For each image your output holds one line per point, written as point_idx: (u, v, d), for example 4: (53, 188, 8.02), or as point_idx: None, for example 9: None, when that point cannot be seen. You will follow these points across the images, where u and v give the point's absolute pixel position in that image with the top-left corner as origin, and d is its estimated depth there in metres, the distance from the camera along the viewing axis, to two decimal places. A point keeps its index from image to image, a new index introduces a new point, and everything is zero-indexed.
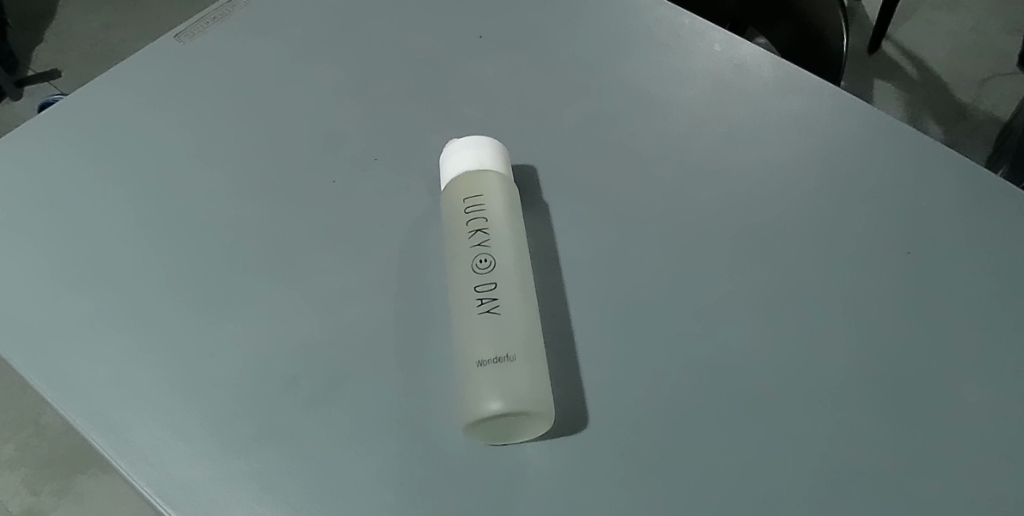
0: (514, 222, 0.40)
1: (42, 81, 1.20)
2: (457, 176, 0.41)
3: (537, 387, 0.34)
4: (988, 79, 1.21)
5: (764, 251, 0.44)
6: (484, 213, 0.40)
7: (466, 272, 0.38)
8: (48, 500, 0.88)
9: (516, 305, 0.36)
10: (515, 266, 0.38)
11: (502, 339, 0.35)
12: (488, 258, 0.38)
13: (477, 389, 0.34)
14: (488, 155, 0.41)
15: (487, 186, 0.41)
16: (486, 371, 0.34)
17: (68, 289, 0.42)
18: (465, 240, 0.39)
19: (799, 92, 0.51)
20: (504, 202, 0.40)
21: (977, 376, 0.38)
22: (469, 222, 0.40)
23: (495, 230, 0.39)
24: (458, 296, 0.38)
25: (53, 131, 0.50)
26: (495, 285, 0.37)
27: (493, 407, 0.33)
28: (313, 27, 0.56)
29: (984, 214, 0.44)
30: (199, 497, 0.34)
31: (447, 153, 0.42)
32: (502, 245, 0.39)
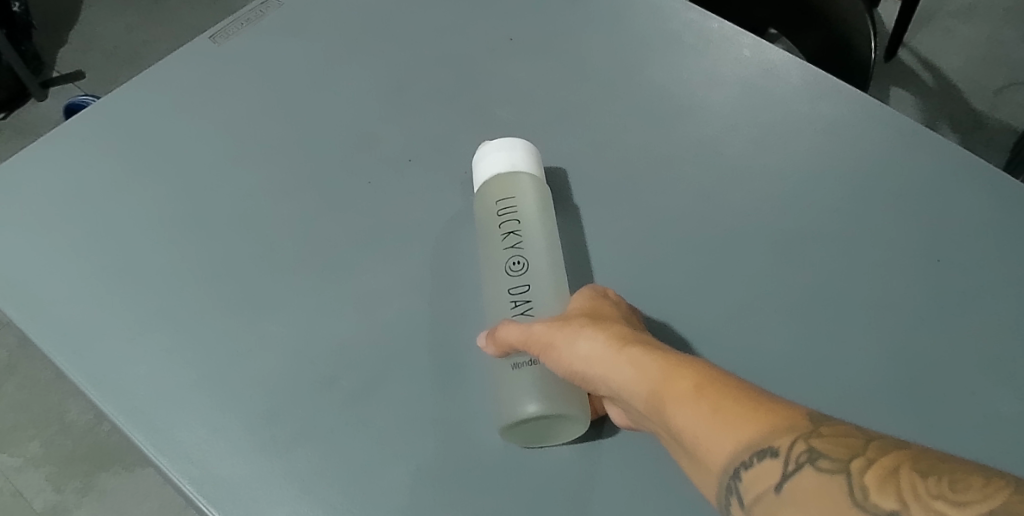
0: (546, 223, 0.40)
1: (68, 82, 1.21)
2: (489, 178, 0.41)
3: (573, 389, 0.33)
4: (1004, 88, 1.20)
5: (796, 256, 0.43)
6: (516, 214, 0.40)
7: (500, 274, 0.38)
8: (73, 499, 0.80)
9: (551, 306, 0.36)
10: (549, 268, 0.38)
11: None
12: (521, 260, 0.38)
13: (513, 393, 0.34)
14: (519, 155, 0.41)
15: (520, 189, 0.40)
16: (521, 372, 0.34)
17: (108, 288, 0.42)
18: (498, 244, 0.39)
19: (830, 97, 0.51)
20: (536, 204, 0.40)
21: (1006, 387, 0.38)
22: (502, 224, 0.40)
23: (529, 231, 0.39)
24: (494, 298, 0.38)
25: (91, 131, 0.50)
26: (528, 287, 0.37)
27: (528, 410, 0.33)
28: (344, 29, 0.56)
29: (1015, 221, 0.44)
30: (240, 495, 0.34)
31: (480, 155, 0.42)
32: (535, 246, 0.39)
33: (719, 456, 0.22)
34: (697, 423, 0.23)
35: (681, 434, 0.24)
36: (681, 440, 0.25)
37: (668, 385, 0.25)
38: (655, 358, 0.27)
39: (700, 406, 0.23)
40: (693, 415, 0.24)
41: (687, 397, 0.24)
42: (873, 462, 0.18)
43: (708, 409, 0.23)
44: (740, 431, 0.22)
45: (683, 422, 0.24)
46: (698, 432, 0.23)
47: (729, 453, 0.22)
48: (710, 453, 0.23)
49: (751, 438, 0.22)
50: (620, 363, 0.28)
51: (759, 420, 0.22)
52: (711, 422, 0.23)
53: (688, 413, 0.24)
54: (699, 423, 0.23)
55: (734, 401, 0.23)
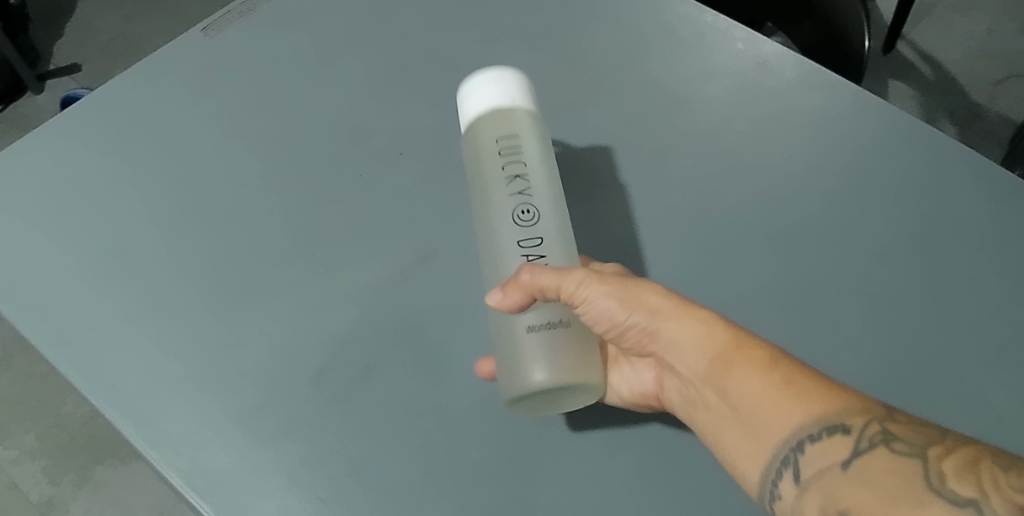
0: (548, 163, 0.38)
1: (65, 74, 1.20)
2: (485, 112, 0.38)
3: (587, 358, 0.33)
4: (1001, 81, 1.19)
5: (786, 249, 0.44)
6: (521, 157, 0.37)
7: (507, 223, 0.36)
8: (68, 491, 0.81)
9: (563, 260, 0.35)
10: (557, 220, 0.37)
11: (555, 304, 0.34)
12: (531, 209, 0.36)
13: (522, 360, 0.33)
14: (515, 89, 0.39)
15: (520, 125, 0.38)
16: (537, 342, 0.33)
17: (97, 281, 0.42)
18: (503, 187, 0.37)
19: (825, 90, 0.51)
20: (536, 143, 0.38)
21: (991, 380, 0.38)
22: (504, 166, 0.37)
23: (534, 188, 0.37)
24: (499, 251, 0.36)
25: (81, 124, 0.50)
26: (540, 241, 0.36)
27: (539, 379, 0.32)
28: (337, 22, 0.55)
29: (1006, 214, 0.44)
30: (228, 487, 0.34)
31: (472, 85, 0.40)
32: (541, 193, 0.37)
33: (781, 427, 0.27)
34: (762, 393, 0.28)
35: (742, 398, 0.28)
36: (734, 405, 0.29)
37: (738, 354, 0.29)
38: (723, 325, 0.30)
39: (773, 378, 0.28)
40: (765, 383, 0.28)
41: (758, 368, 0.28)
42: (949, 451, 0.23)
43: (782, 384, 0.27)
44: (810, 408, 0.26)
45: (751, 388, 0.28)
46: (764, 400, 0.28)
47: (796, 426, 0.27)
48: (769, 423, 0.27)
49: (824, 415, 0.26)
50: (690, 329, 0.31)
51: (828, 400, 0.26)
52: (783, 395, 0.27)
53: (756, 384, 0.28)
54: (766, 394, 0.28)
55: (808, 384, 0.27)
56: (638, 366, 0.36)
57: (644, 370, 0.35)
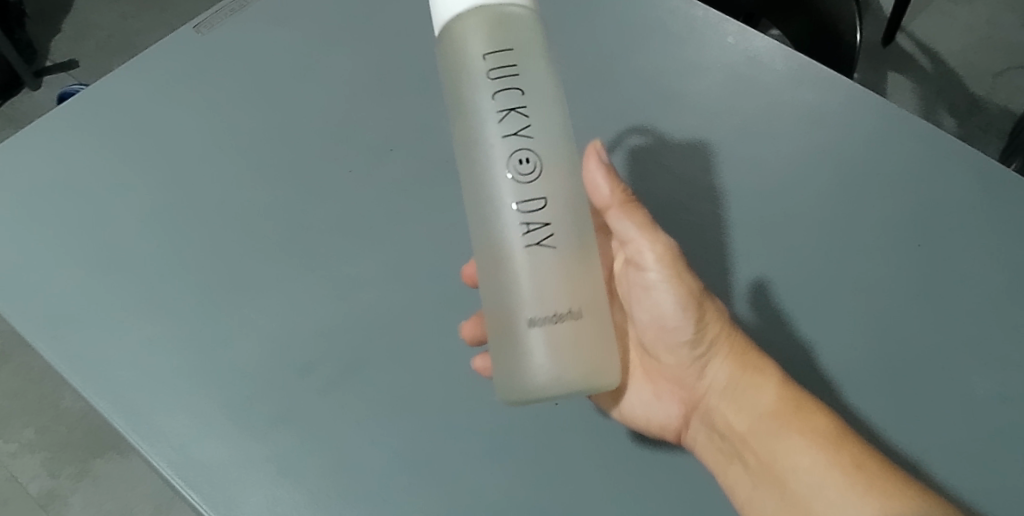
0: (550, 90, 0.32)
1: (61, 70, 1.19)
2: (467, 9, 0.31)
3: (595, 348, 0.31)
4: (1002, 73, 1.13)
5: (773, 243, 0.44)
6: (517, 84, 0.31)
7: (504, 180, 0.31)
8: (67, 484, 0.82)
9: (569, 228, 0.32)
10: (564, 172, 0.32)
11: (563, 293, 0.31)
12: (530, 158, 0.31)
13: (522, 354, 0.31)
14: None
15: (514, 28, 0.31)
16: (542, 338, 0.30)
17: (89, 275, 0.43)
18: (496, 125, 0.31)
19: (814, 84, 0.51)
20: (537, 60, 0.32)
21: (972, 371, 0.39)
22: (499, 95, 0.31)
23: (533, 121, 0.31)
24: (494, 212, 0.31)
25: (74, 120, 0.50)
26: (543, 204, 0.31)
27: (541, 377, 0.31)
28: (329, 18, 0.56)
29: (994, 207, 0.45)
30: (220, 479, 0.35)
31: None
32: (545, 134, 0.31)
33: (830, 504, 0.30)
34: (814, 467, 0.30)
35: (800, 473, 0.31)
36: (779, 471, 0.31)
37: (798, 423, 0.32)
38: (798, 399, 0.32)
39: (845, 463, 0.30)
40: (835, 466, 0.30)
41: (827, 450, 0.30)
42: None
43: (857, 476, 0.29)
44: (867, 493, 0.29)
45: (814, 465, 0.30)
46: (826, 481, 0.30)
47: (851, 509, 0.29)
48: (817, 497, 0.30)
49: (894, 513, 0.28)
50: (756, 392, 0.33)
51: (885, 486, 0.29)
52: (856, 486, 0.29)
53: (810, 456, 0.31)
54: (818, 470, 0.30)
55: (868, 468, 0.29)
56: (662, 398, 0.37)
57: (670, 403, 0.37)
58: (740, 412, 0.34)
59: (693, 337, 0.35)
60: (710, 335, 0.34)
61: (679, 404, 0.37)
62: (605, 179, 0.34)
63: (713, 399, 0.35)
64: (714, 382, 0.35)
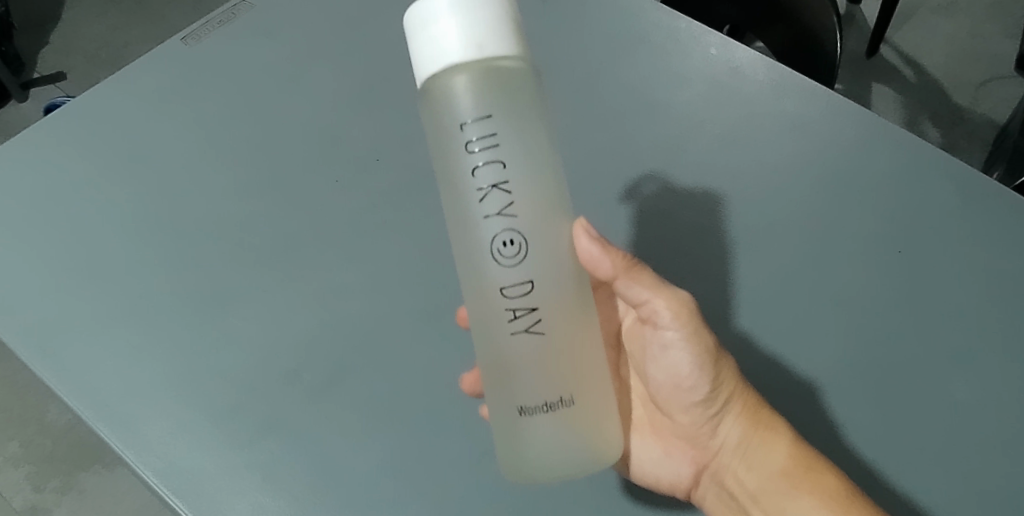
0: (540, 153, 0.28)
1: (48, 83, 1.19)
2: (443, 69, 0.26)
3: (591, 437, 0.29)
4: (984, 83, 1.15)
5: (755, 251, 0.45)
6: (499, 153, 0.28)
7: (487, 263, 0.28)
8: (52, 498, 0.81)
9: (560, 306, 0.29)
10: (551, 245, 0.29)
11: (555, 379, 0.29)
12: (515, 238, 0.28)
13: (519, 444, 0.30)
14: (485, 24, 0.26)
15: (499, 87, 0.27)
16: (536, 427, 0.29)
17: (74, 285, 0.43)
18: (477, 202, 0.28)
19: (794, 95, 0.52)
20: (525, 121, 0.28)
21: (952, 375, 0.40)
22: (477, 172, 0.28)
23: (516, 198, 0.28)
24: (480, 300, 0.29)
25: (61, 131, 0.50)
26: (530, 287, 0.29)
27: (535, 469, 0.29)
28: (317, 30, 0.56)
29: (973, 214, 0.46)
30: (204, 487, 0.35)
31: (424, 18, 0.26)
32: (529, 209, 0.28)
33: None
34: None
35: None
36: None
37: (808, 482, 0.32)
38: (808, 461, 0.32)
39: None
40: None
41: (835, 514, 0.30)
42: None
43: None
44: None
45: None
46: None
47: None
48: None
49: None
50: (769, 453, 0.33)
51: None
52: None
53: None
54: None
55: None
56: (672, 456, 0.37)
57: (680, 462, 0.37)
58: (752, 472, 0.34)
59: (706, 400, 0.34)
60: (724, 396, 0.34)
61: (691, 462, 0.37)
62: (599, 246, 0.31)
63: (726, 459, 0.35)
64: (728, 441, 0.35)
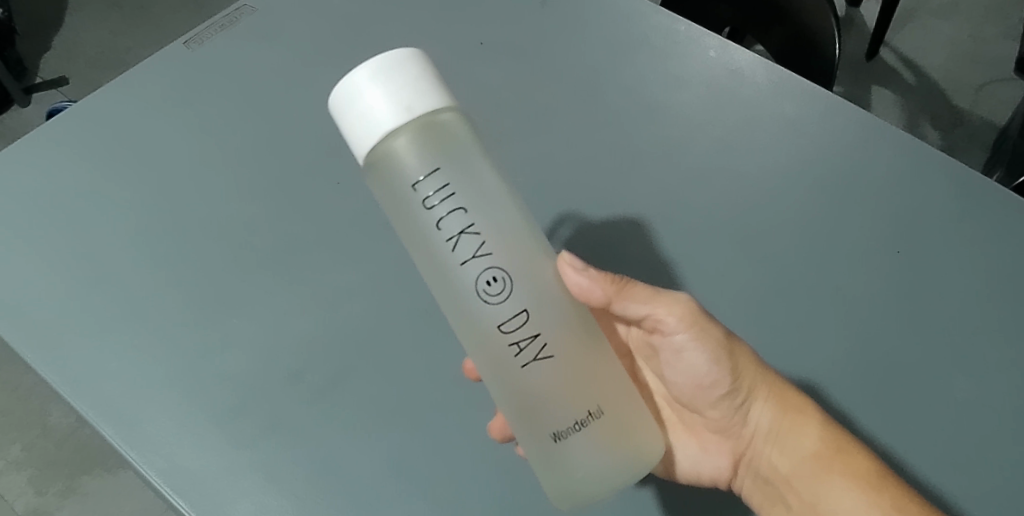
0: (494, 189, 0.29)
1: (51, 88, 1.19)
2: (379, 140, 0.26)
3: (632, 440, 0.30)
4: (984, 85, 1.16)
5: (755, 251, 0.45)
6: (457, 200, 0.28)
7: (479, 307, 0.28)
8: (54, 501, 0.81)
9: (558, 323, 0.29)
10: (533, 269, 0.29)
11: (579, 397, 0.29)
12: (498, 273, 0.28)
13: (562, 470, 0.29)
14: (406, 88, 0.26)
15: (439, 140, 0.27)
16: (574, 448, 0.29)
17: (77, 287, 0.43)
18: (450, 253, 0.28)
19: (793, 96, 0.52)
20: (472, 164, 0.28)
21: (951, 374, 0.40)
22: (440, 223, 0.28)
23: (484, 237, 0.28)
24: (482, 345, 0.29)
25: (64, 134, 0.51)
26: (526, 315, 0.29)
27: (586, 489, 0.29)
28: (319, 33, 0.57)
29: (971, 214, 0.46)
30: (208, 487, 0.36)
31: (352, 93, 0.27)
32: (501, 241, 0.28)
33: None
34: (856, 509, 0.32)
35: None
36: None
37: (839, 463, 0.33)
38: (838, 443, 0.34)
39: (884, 506, 0.31)
40: (876, 511, 0.31)
41: (866, 494, 0.32)
42: None
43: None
44: None
45: (853, 508, 0.32)
46: None
47: None
48: None
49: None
50: (799, 436, 0.35)
51: None
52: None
53: (848, 497, 0.32)
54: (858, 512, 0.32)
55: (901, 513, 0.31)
56: (709, 452, 0.38)
57: (717, 455, 0.38)
58: (785, 456, 0.35)
59: (729, 393, 0.35)
60: (746, 386, 0.35)
61: (728, 455, 0.38)
62: (586, 276, 0.31)
63: (759, 446, 0.36)
64: (759, 426, 0.36)
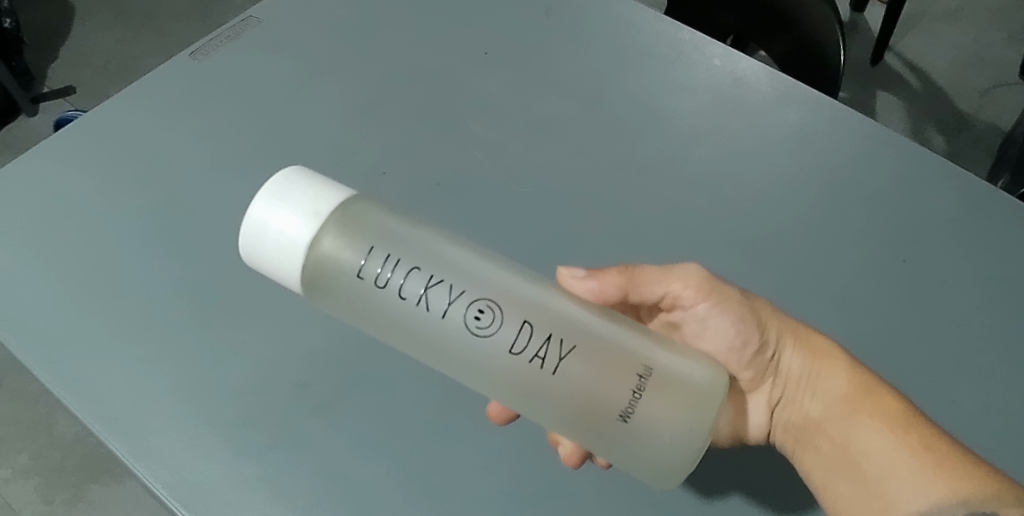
0: (430, 240, 0.29)
1: (58, 97, 1.20)
2: (304, 252, 0.27)
3: (693, 386, 0.28)
4: (988, 89, 1.16)
5: (760, 260, 0.45)
6: (408, 262, 0.28)
7: (479, 346, 0.28)
8: (61, 509, 0.81)
9: (563, 314, 0.29)
10: (513, 282, 0.29)
11: (620, 370, 0.28)
12: (483, 304, 0.28)
13: (639, 442, 0.28)
14: (307, 198, 0.27)
15: (359, 226, 0.28)
16: (642, 417, 0.28)
17: (85, 299, 0.43)
18: (428, 313, 0.28)
19: (798, 105, 0.52)
20: (400, 231, 0.29)
21: (960, 382, 0.40)
22: (403, 292, 0.28)
23: (450, 278, 0.28)
24: (503, 375, 0.28)
25: (71, 147, 0.51)
26: (529, 326, 0.28)
27: (672, 457, 0.28)
28: (324, 43, 0.57)
29: (974, 223, 0.46)
30: (215, 500, 0.36)
31: (258, 227, 0.27)
32: (467, 273, 0.29)
33: (911, 492, 0.31)
34: (887, 445, 0.32)
35: (872, 457, 0.32)
36: (855, 457, 0.33)
37: (869, 403, 0.33)
38: (867, 384, 0.34)
39: (913, 445, 0.31)
40: (905, 450, 0.31)
41: (895, 432, 0.32)
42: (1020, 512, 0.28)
43: (925, 457, 0.31)
44: (936, 476, 0.30)
45: (884, 447, 0.32)
46: (896, 463, 0.31)
47: (928, 498, 0.30)
48: (894, 483, 0.31)
49: (968, 497, 0.29)
50: (830, 379, 0.35)
51: (950, 470, 0.30)
52: (924, 468, 0.30)
53: (877, 436, 0.32)
54: (887, 448, 0.32)
55: (928, 449, 0.31)
56: (747, 412, 0.38)
57: (757, 414, 0.38)
58: (817, 399, 0.35)
59: (760, 348, 0.36)
60: (773, 335, 0.36)
61: (765, 405, 0.38)
62: (592, 280, 0.33)
63: (791, 390, 0.36)
64: (791, 374, 0.36)
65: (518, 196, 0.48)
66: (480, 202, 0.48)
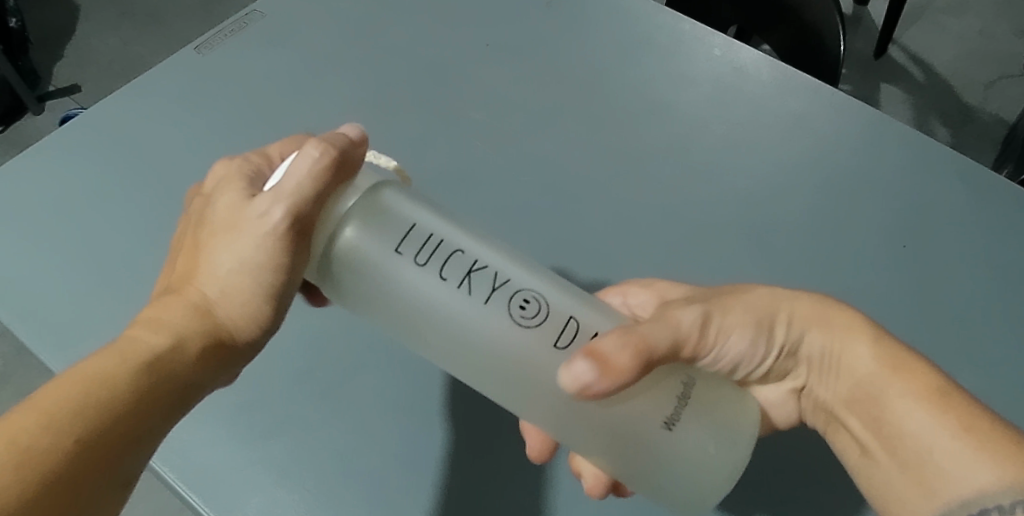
0: (475, 235, 0.30)
1: (63, 96, 1.21)
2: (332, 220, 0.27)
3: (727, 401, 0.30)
4: (992, 82, 1.15)
5: (759, 247, 0.45)
6: (452, 249, 0.28)
7: (526, 337, 0.27)
8: None
9: (599, 319, 0.29)
10: (559, 284, 0.29)
11: (664, 380, 0.28)
12: (529, 295, 0.28)
13: (681, 456, 0.28)
14: None
15: (395, 210, 0.29)
16: (683, 431, 0.28)
17: (90, 290, 0.44)
18: (470, 299, 0.27)
19: (798, 94, 0.52)
20: (442, 221, 0.29)
21: (962, 366, 0.40)
22: (445, 275, 0.28)
23: (496, 267, 0.29)
24: (546, 370, 0.27)
25: (76, 140, 0.52)
26: (575, 323, 0.28)
27: (714, 473, 0.28)
28: (327, 37, 0.57)
29: (976, 208, 0.46)
30: (220, 482, 0.37)
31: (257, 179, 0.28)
32: (512, 266, 0.29)
33: (951, 474, 0.27)
34: (926, 426, 0.28)
35: (906, 439, 0.28)
36: (886, 438, 0.29)
37: (897, 380, 0.29)
38: (895, 358, 0.30)
39: (950, 423, 0.27)
40: (945, 430, 0.27)
41: (930, 408, 0.28)
42: None
43: (965, 437, 0.26)
44: (979, 457, 0.26)
45: (924, 425, 0.28)
46: (935, 441, 0.27)
47: (974, 482, 0.26)
48: (933, 465, 0.27)
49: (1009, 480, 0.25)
50: (862, 358, 0.30)
51: (996, 450, 0.26)
52: (964, 447, 0.26)
53: (910, 413, 0.28)
54: (924, 427, 0.28)
55: (976, 432, 0.26)
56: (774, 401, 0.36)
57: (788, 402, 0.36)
58: (841, 378, 0.32)
59: None
60: None
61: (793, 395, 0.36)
62: None
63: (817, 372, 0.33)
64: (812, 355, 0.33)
65: (519, 186, 0.49)
66: (481, 192, 0.48)
